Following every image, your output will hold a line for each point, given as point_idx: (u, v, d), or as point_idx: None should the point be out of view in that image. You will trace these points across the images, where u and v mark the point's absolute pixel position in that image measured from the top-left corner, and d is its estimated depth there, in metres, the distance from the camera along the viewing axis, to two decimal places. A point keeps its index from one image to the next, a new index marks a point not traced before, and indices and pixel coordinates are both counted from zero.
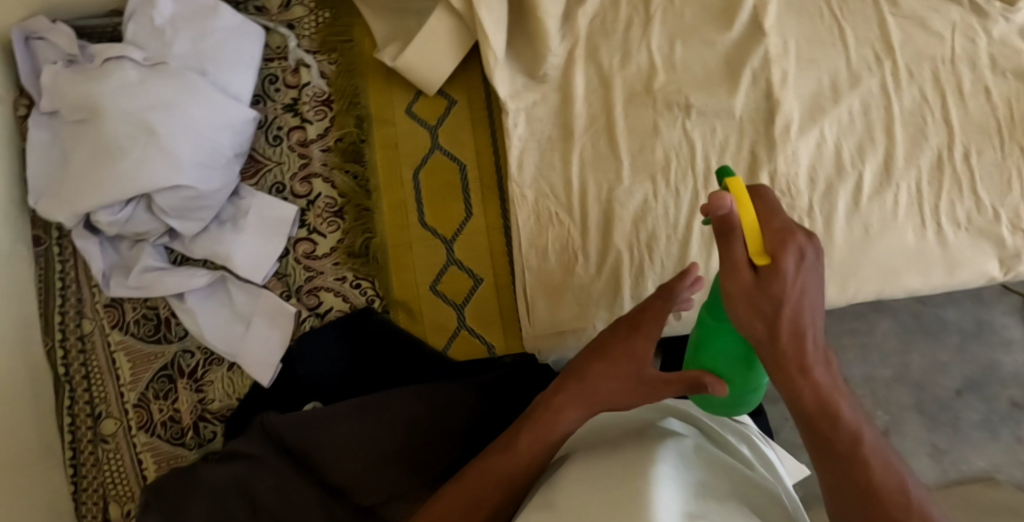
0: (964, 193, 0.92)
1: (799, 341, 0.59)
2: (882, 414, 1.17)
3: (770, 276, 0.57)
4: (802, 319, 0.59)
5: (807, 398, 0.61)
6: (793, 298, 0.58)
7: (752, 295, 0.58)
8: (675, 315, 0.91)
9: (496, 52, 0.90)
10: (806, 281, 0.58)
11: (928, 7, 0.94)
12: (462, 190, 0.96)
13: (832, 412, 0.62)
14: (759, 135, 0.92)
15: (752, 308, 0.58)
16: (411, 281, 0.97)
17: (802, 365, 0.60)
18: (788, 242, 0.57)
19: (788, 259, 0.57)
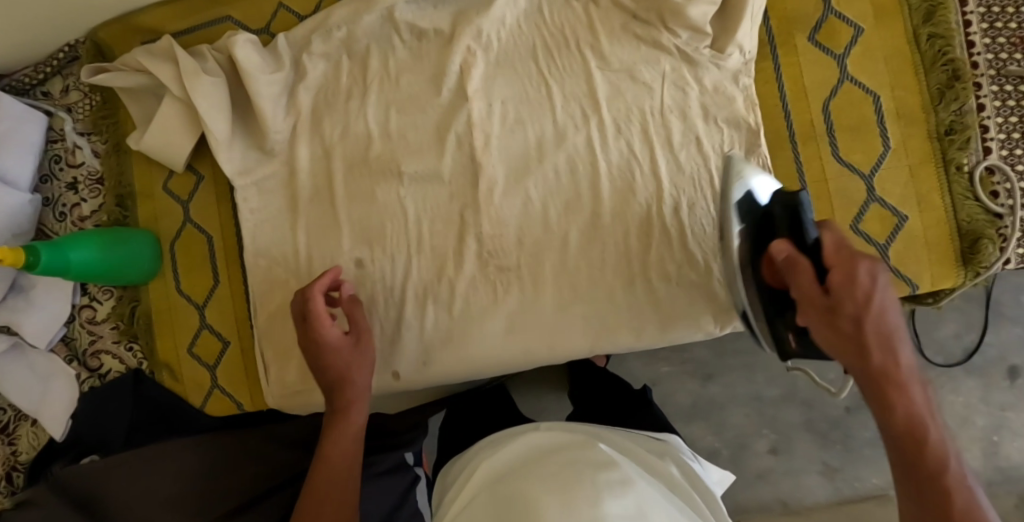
0: (674, 248, 0.92)
1: (881, 364, 0.67)
2: (767, 434, 1.26)
3: (848, 288, 0.68)
4: (885, 335, 0.68)
5: (886, 407, 0.67)
6: (869, 314, 0.68)
7: (839, 317, 0.68)
8: (394, 375, 0.96)
9: (215, 134, 0.97)
10: (885, 295, 0.68)
11: (635, 58, 0.94)
12: (210, 260, 1.03)
13: (921, 441, 0.66)
14: (467, 199, 0.95)
15: (831, 328, 0.69)
16: (171, 345, 1.04)
17: (897, 382, 0.67)
18: (859, 261, 0.69)
19: (862, 273, 0.68)
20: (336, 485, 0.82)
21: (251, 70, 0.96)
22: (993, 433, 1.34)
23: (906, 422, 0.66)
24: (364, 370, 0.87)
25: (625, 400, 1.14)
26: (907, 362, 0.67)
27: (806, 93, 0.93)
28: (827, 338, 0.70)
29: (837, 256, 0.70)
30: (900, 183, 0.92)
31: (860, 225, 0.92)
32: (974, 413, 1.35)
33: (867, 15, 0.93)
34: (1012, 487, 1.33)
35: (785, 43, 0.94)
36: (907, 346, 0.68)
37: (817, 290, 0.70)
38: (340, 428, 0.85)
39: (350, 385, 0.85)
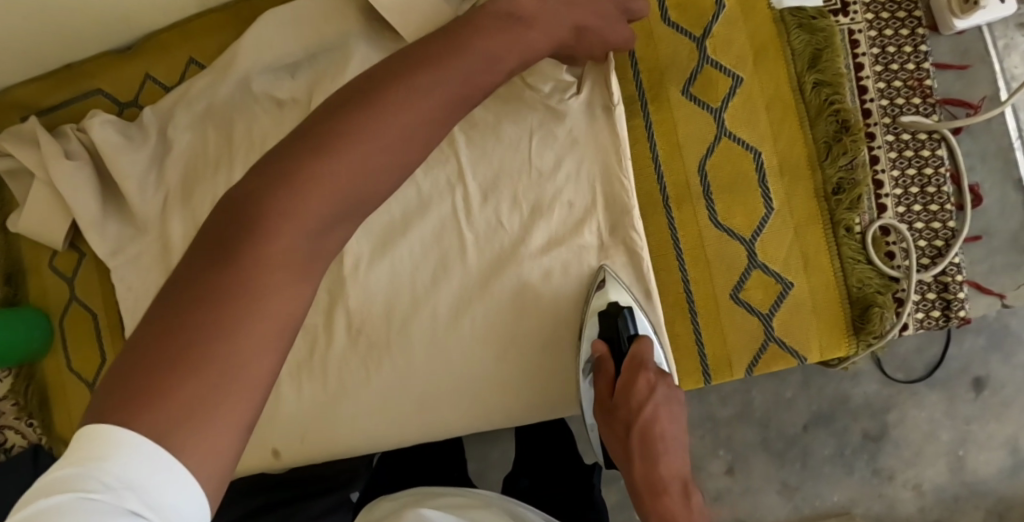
0: (547, 321, 0.88)
1: (651, 474, 0.79)
2: (722, 455, 1.28)
3: (630, 386, 0.82)
4: (650, 439, 0.80)
5: (653, 503, 0.78)
6: (638, 422, 0.80)
7: (626, 409, 0.81)
8: (276, 453, 0.94)
9: (84, 216, 0.96)
10: (658, 407, 0.81)
11: (500, 117, 0.88)
12: (97, 337, 1.03)
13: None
14: (335, 275, 0.92)
15: (615, 421, 0.82)
16: (69, 421, 1.05)
17: (657, 492, 0.78)
18: (639, 373, 0.82)
19: (640, 383, 0.82)
20: (369, 163, 0.60)
21: (111, 152, 0.94)
22: (959, 447, 1.24)
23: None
24: (526, 43, 0.72)
25: (573, 467, 1.09)
26: (668, 473, 0.79)
27: (681, 151, 0.87)
28: (614, 443, 0.82)
29: (630, 365, 0.83)
30: (784, 245, 0.85)
31: (741, 294, 0.86)
32: (938, 428, 1.25)
33: (746, 62, 0.86)
34: (980, 502, 1.24)
35: (658, 97, 0.87)
36: (672, 455, 0.80)
37: (608, 393, 0.84)
38: (424, 88, 0.64)
39: (483, 70, 0.68)
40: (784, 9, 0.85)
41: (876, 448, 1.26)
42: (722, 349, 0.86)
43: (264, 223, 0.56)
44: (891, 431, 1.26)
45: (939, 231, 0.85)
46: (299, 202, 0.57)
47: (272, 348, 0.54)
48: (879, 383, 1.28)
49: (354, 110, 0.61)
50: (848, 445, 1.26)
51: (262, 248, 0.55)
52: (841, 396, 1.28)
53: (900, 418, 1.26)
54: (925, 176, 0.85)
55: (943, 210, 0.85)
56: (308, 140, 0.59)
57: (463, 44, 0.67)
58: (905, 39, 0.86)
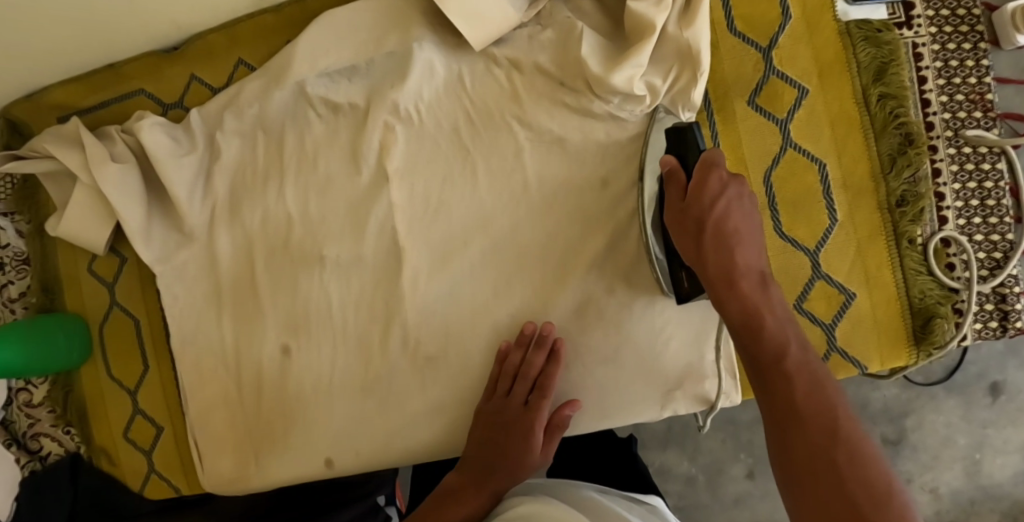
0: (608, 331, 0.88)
1: (726, 269, 0.75)
2: (743, 458, 1.27)
3: (702, 188, 0.76)
4: (725, 236, 0.75)
5: (734, 311, 0.74)
6: (713, 217, 0.76)
7: (693, 216, 0.77)
8: (326, 461, 0.93)
9: (130, 223, 0.93)
10: (729, 203, 0.76)
11: (567, 127, 0.87)
12: (138, 344, 1.01)
13: (758, 327, 0.72)
14: (390, 284, 0.90)
15: (685, 222, 0.78)
16: (106, 430, 1.02)
17: (734, 294, 0.74)
18: (711, 172, 0.77)
19: (713, 181, 0.76)
20: None
21: (161, 157, 0.91)
22: (975, 451, 1.27)
23: (743, 314, 0.73)
24: (475, 497, 0.82)
25: (608, 454, 1.08)
26: (744, 263, 0.75)
27: (746, 162, 0.86)
28: (685, 241, 0.78)
29: (700, 171, 0.77)
30: (847, 256, 0.86)
31: (805, 304, 0.86)
32: (955, 432, 1.28)
33: (812, 75, 0.86)
34: (995, 504, 1.27)
35: (723, 109, 0.87)
36: (749, 247, 0.76)
37: (677, 198, 0.78)
38: None
39: (459, 506, 0.80)
40: (850, 21, 0.86)
41: (895, 452, 1.28)
42: None
43: None
44: (910, 436, 1.27)
45: (998, 243, 0.86)
46: None
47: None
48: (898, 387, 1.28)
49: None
50: None
51: None
52: (861, 399, 1.29)
53: (919, 422, 1.28)
54: (986, 189, 0.86)
55: (1002, 222, 0.86)
56: None
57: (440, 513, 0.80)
58: (968, 54, 0.87)
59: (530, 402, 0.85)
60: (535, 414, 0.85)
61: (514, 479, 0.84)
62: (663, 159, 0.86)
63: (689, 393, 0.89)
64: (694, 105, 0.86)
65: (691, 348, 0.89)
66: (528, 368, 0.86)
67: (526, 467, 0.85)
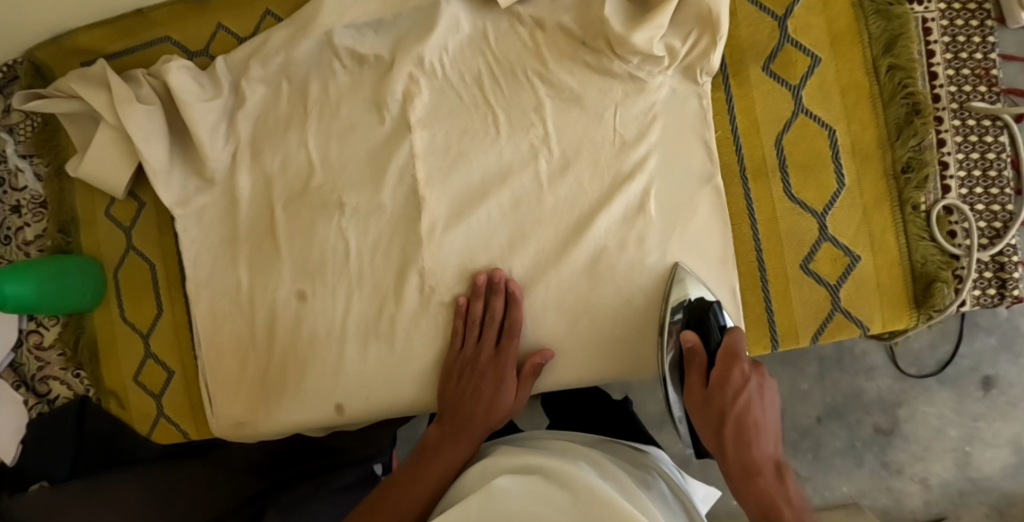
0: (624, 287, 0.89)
1: (745, 458, 0.76)
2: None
3: (725, 380, 0.80)
4: (745, 429, 0.77)
5: (752, 499, 0.73)
6: (733, 411, 0.78)
7: (713, 402, 0.79)
8: (337, 406, 0.95)
9: (152, 163, 0.95)
10: (752, 396, 0.79)
11: (586, 85, 0.90)
12: (152, 287, 1.02)
13: (776, 519, 0.70)
14: (407, 234, 0.92)
15: (706, 418, 0.80)
16: (117, 373, 1.03)
17: (754, 479, 0.74)
18: (733, 362, 0.81)
19: (736, 374, 0.80)
20: None
21: (186, 99, 0.93)
22: (965, 444, 1.29)
23: (760, 507, 0.72)
24: (453, 447, 0.83)
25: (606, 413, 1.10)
26: (761, 456, 0.76)
27: (759, 126, 0.89)
28: (705, 432, 0.80)
29: (723, 360, 0.82)
30: (853, 220, 0.89)
31: (811, 264, 0.89)
32: (946, 424, 1.30)
33: (824, 44, 0.89)
34: (983, 498, 1.29)
35: (738, 73, 0.90)
36: (768, 439, 0.77)
37: (699, 386, 0.82)
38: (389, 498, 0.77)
39: (438, 458, 0.82)
40: None
41: (887, 442, 1.29)
42: (791, 318, 0.89)
43: None
44: (902, 426, 1.30)
45: (998, 213, 0.90)
46: None
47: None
48: (892, 378, 1.30)
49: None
50: (859, 438, 1.30)
51: None
52: (854, 389, 1.30)
53: (911, 413, 1.30)
54: (988, 160, 0.90)
55: (1003, 193, 0.89)
56: None
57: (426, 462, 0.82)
58: (975, 31, 0.90)
59: (499, 350, 0.89)
60: (502, 356, 0.89)
61: (489, 423, 0.86)
62: (681, 118, 0.89)
63: None
64: (711, 69, 0.88)
65: None
66: (490, 315, 0.89)
67: (499, 410, 0.87)
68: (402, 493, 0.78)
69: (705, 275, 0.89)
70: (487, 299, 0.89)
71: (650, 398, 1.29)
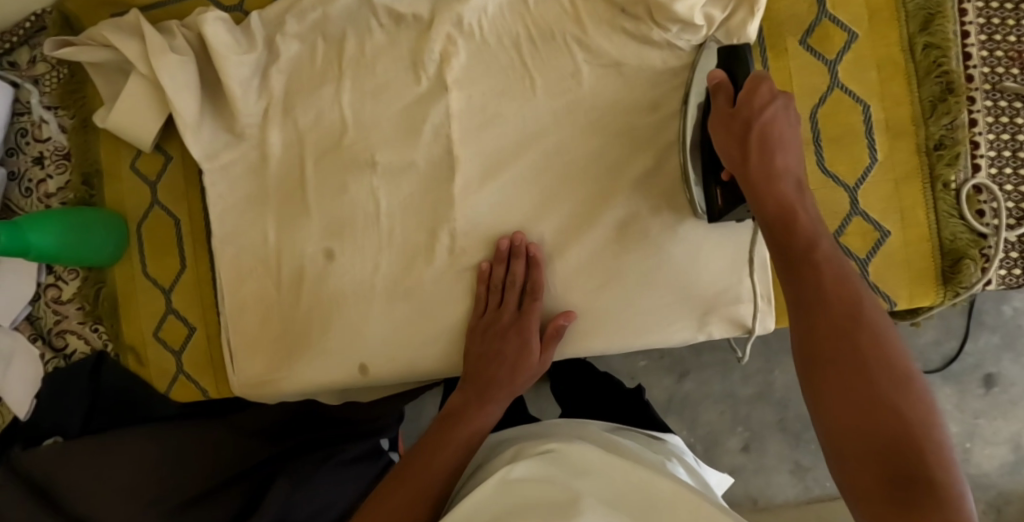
0: (652, 250, 0.90)
1: (773, 162, 0.76)
2: (740, 432, 1.30)
3: (750, 97, 0.77)
4: (768, 137, 0.76)
5: (782, 248, 0.72)
6: (759, 123, 0.76)
7: (737, 120, 0.78)
8: (361, 367, 0.95)
9: (184, 115, 0.94)
10: (777, 111, 0.77)
11: (625, 52, 0.90)
12: (177, 242, 1.01)
13: (791, 221, 0.73)
14: (441, 195, 0.93)
15: (727, 134, 0.79)
16: (136, 327, 1.02)
17: (784, 221, 0.73)
18: (760, 85, 0.77)
19: (762, 91, 0.77)
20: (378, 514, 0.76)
21: (222, 51, 0.93)
22: (965, 440, 1.30)
23: (777, 208, 0.74)
24: (477, 420, 0.86)
25: (618, 398, 1.10)
26: (783, 166, 0.76)
27: (796, 98, 0.90)
28: (729, 150, 0.78)
29: (747, 86, 0.78)
30: (884, 194, 0.90)
31: (841, 237, 0.90)
32: (948, 420, 1.30)
33: (862, 20, 0.89)
34: (980, 495, 1.30)
35: (775, 47, 0.90)
36: (791, 154, 0.77)
37: (727, 108, 0.79)
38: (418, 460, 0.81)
39: (460, 428, 0.85)
40: None
41: None
42: None
43: None
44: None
45: None
46: None
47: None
48: None
49: (387, 492, 0.78)
50: None
51: None
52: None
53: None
54: (1017, 142, 0.90)
55: None
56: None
57: (452, 426, 0.85)
58: (1009, 13, 0.90)
59: (522, 309, 0.90)
60: (525, 320, 0.89)
61: (511, 389, 0.89)
62: None
63: (724, 320, 0.91)
64: (748, 40, 0.88)
65: (729, 273, 0.90)
66: (512, 279, 0.90)
67: (521, 377, 0.89)
68: (429, 458, 0.81)
69: None
70: (515, 257, 0.89)
71: (656, 382, 1.29)
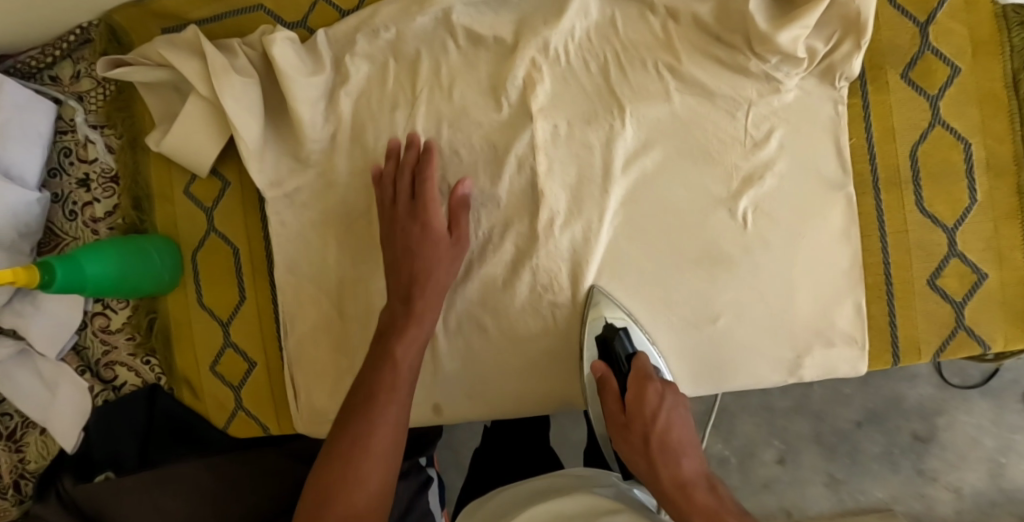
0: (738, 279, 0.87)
1: (675, 469, 0.77)
2: (776, 445, 1.21)
3: (642, 402, 0.82)
4: (667, 442, 0.79)
5: (670, 473, 0.77)
6: (656, 431, 0.80)
7: (639, 448, 0.80)
8: (435, 407, 0.92)
9: (246, 139, 0.89)
10: (671, 413, 0.81)
11: (718, 81, 0.86)
12: (235, 273, 0.96)
13: (687, 485, 0.76)
14: (525, 229, 0.88)
15: (624, 432, 0.82)
16: (192, 360, 0.97)
17: (676, 473, 0.77)
18: (647, 382, 0.83)
19: (651, 394, 0.82)
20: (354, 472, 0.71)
21: (290, 73, 0.88)
22: (1000, 454, 1.18)
23: (671, 476, 0.77)
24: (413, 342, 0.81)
25: None
26: (689, 473, 0.77)
27: (895, 134, 0.87)
28: (635, 462, 0.80)
29: (635, 381, 0.83)
30: (983, 236, 0.87)
31: (938, 280, 0.87)
32: (983, 435, 1.19)
33: (965, 53, 0.86)
34: (1015, 509, 1.17)
35: (876, 79, 0.87)
36: (690, 449, 0.80)
37: (618, 409, 0.83)
38: (360, 404, 0.76)
39: (396, 341, 0.80)
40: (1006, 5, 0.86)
41: (924, 449, 1.19)
42: (913, 333, 0.88)
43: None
44: (940, 434, 1.19)
45: None
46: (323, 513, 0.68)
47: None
48: (934, 386, 1.20)
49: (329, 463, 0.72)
50: (897, 443, 1.19)
51: None
52: (892, 396, 1.21)
53: (949, 422, 1.19)
54: None
55: None
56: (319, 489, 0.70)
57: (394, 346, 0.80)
58: None
59: (418, 195, 0.85)
60: (429, 194, 0.84)
61: (438, 289, 0.83)
62: (817, 121, 0.86)
63: (818, 359, 0.88)
64: (851, 75, 0.85)
65: (816, 306, 0.87)
66: (403, 168, 0.86)
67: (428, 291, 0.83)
68: (376, 390, 0.76)
69: (840, 246, 0.87)
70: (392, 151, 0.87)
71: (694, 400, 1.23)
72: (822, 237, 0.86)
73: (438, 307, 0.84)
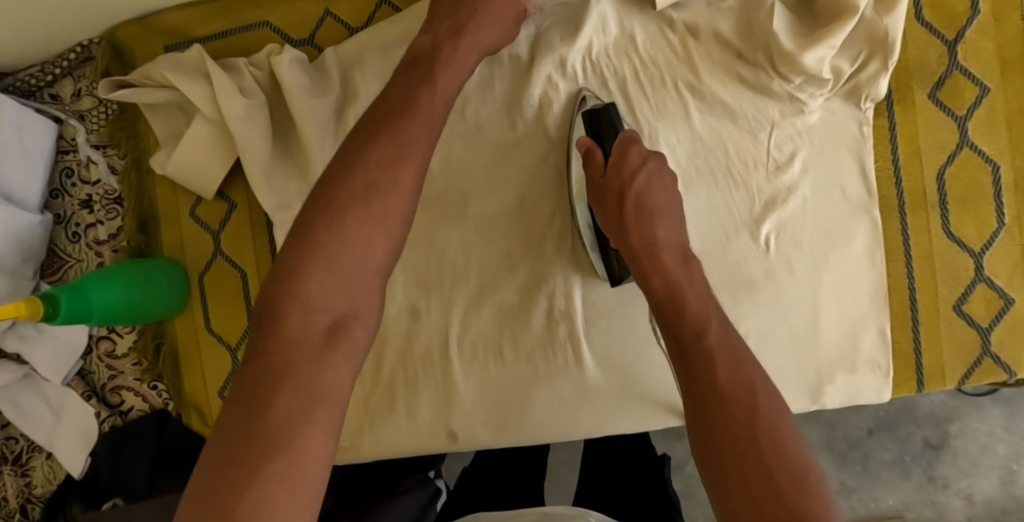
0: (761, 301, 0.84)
1: (650, 242, 0.72)
2: None
3: (622, 162, 0.75)
4: (644, 211, 0.73)
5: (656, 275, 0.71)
6: (633, 190, 0.74)
7: (620, 225, 0.74)
8: (448, 435, 0.88)
9: (253, 161, 0.86)
10: (649, 173, 0.75)
11: (740, 100, 0.84)
12: (243, 297, 0.93)
13: (679, 303, 0.69)
14: (538, 251, 0.87)
15: (603, 203, 0.76)
16: (200, 386, 0.94)
17: (656, 258, 0.71)
18: (631, 146, 0.76)
19: (633, 154, 0.75)
20: (351, 245, 0.65)
21: (297, 92, 0.85)
22: (1012, 461, 1.16)
23: (664, 289, 0.70)
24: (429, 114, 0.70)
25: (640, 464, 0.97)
26: (665, 239, 0.73)
27: (921, 155, 0.85)
28: (609, 226, 0.76)
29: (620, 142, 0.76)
30: (1011, 261, 0.84)
31: (964, 306, 0.85)
32: (996, 442, 1.17)
33: (994, 71, 0.84)
34: None
35: (902, 98, 0.85)
36: (670, 221, 0.74)
37: (598, 174, 0.77)
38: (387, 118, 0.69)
39: (421, 102, 0.70)
40: None
41: (936, 456, 1.17)
42: (939, 359, 0.86)
43: (291, 318, 0.63)
44: (952, 441, 1.17)
45: None
46: (306, 288, 0.63)
47: (305, 499, 0.56)
48: (945, 393, 1.18)
49: (341, 194, 0.66)
50: (908, 451, 1.17)
51: (300, 333, 0.63)
52: (906, 404, 1.19)
53: (961, 429, 1.17)
54: None
55: None
56: (282, 270, 0.64)
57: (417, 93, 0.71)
58: None
59: None
60: None
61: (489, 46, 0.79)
62: (841, 143, 0.84)
63: (842, 387, 0.86)
64: (876, 95, 0.83)
65: (840, 331, 0.85)
66: None
67: (447, 71, 0.73)
68: (383, 151, 0.67)
69: (864, 270, 0.85)
70: None
71: None
72: (846, 261, 0.84)
73: (472, 65, 0.77)
